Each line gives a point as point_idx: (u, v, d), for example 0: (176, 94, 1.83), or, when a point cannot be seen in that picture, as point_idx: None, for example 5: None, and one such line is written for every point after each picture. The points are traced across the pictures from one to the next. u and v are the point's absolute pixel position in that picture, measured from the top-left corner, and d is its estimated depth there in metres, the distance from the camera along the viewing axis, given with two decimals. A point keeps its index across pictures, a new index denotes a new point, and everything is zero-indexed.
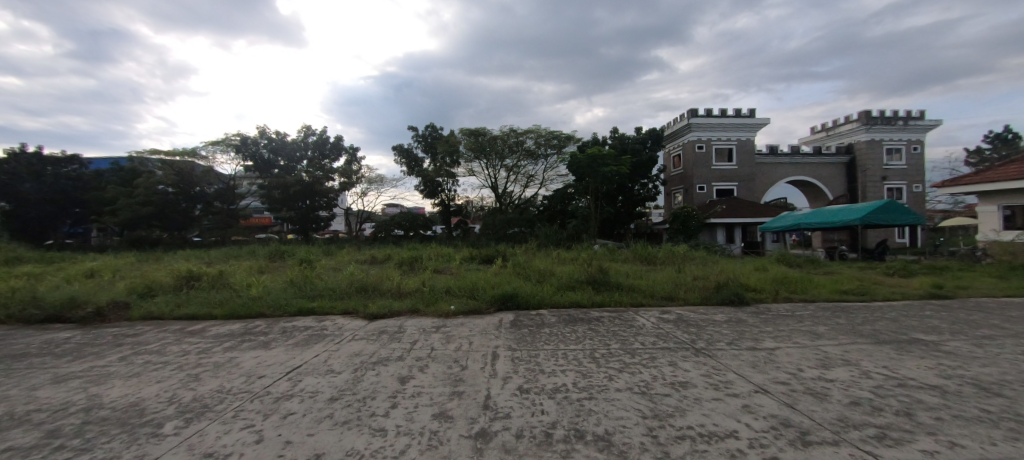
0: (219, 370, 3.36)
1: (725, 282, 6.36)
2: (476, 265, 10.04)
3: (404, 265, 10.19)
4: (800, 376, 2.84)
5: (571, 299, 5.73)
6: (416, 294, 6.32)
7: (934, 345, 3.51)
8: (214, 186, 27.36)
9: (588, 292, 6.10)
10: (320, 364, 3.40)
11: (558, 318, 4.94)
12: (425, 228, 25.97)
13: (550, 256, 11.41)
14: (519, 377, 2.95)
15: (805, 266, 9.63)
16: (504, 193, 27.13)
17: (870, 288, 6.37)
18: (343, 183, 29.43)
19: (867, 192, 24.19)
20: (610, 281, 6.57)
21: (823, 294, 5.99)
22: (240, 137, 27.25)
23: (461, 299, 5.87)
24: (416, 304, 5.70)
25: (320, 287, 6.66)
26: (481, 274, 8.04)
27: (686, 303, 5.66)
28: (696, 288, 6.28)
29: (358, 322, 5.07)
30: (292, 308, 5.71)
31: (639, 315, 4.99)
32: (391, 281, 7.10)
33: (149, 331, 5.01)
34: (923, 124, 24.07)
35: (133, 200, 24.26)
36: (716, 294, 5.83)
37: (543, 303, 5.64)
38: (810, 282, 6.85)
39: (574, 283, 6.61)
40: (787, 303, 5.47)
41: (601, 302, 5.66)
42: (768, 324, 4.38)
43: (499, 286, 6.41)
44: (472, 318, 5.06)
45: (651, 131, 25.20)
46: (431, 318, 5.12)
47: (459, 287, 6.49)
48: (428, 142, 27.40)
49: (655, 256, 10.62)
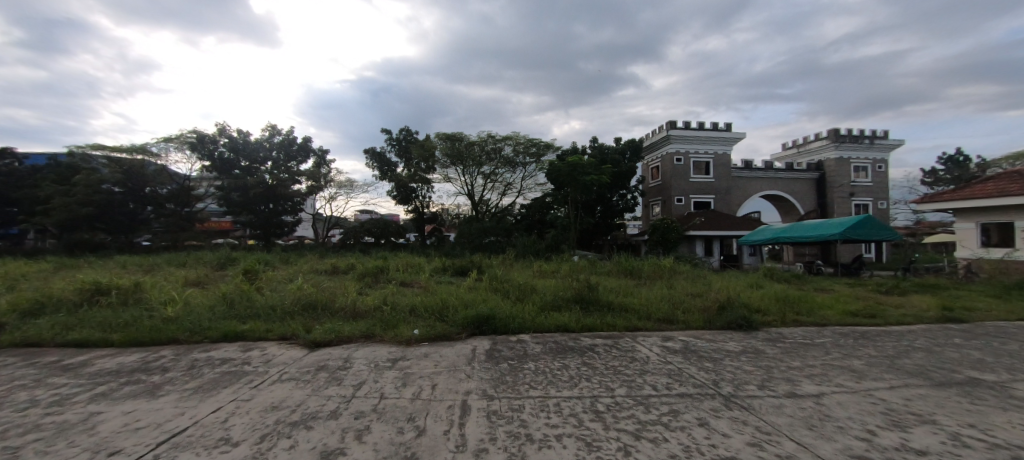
0: (55, 441, 2.27)
1: (726, 300, 5.70)
2: (448, 277, 9.08)
3: (367, 277, 9.14)
4: (878, 444, 2.09)
5: (555, 322, 4.91)
6: (374, 314, 5.30)
7: (1003, 389, 2.89)
8: (167, 187, 25.23)
9: (577, 314, 5.26)
10: (215, 428, 2.38)
11: (544, 347, 4.08)
12: (397, 236, 24.69)
13: (528, 268, 10.62)
14: (499, 453, 2.05)
15: (795, 283, 9.24)
16: (480, 201, 26.30)
17: (879, 309, 5.89)
18: (310, 187, 27.81)
19: (836, 207, 24.83)
20: (600, 300, 5.78)
21: (833, 317, 5.42)
22: (196, 134, 25.23)
23: (427, 321, 4.95)
24: (371, 327, 4.70)
25: (259, 304, 5.54)
26: (451, 289, 7.13)
27: (687, 327, 4.95)
28: (693, 308, 5.59)
29: (294, 352, 4.03)
30: (214, 332, 4.59)
31: (639, 343, 4.20)
32: (346, 297, 6.05)
33: (7, 366, 3.77)
34: (887, 144, 25.09)
35: (71, 199, 21.92)
36: (719, 316, 5.17)
37: (525, 328, 4.77)
38: (813, 302, 6.30)
39: (560, 302, 5.73)
40: (800, 329, 4.84)
41: (591, 326, 4.85)
42: (792, 357, 3.70)
43: (474, 305, 5.52)
44: (438, 346, 4.17)
45: (630, 142, 25.05)
46: (388, 347, 4.15)
47: (426, 306, 5.53)
48: (402, 147, 26.25)
49: (640, 269, 10.03)
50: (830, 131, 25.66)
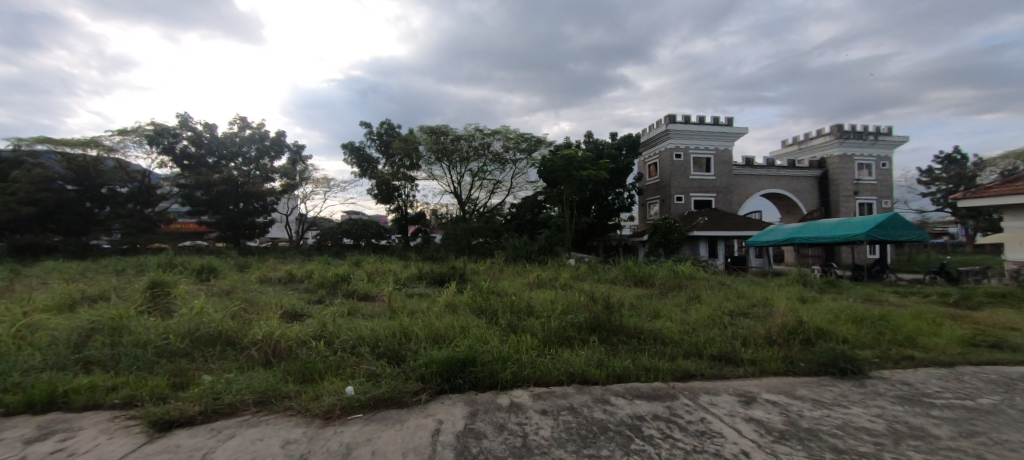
0: None
1: (797, 323, 4.14)
2: (421, 289, 7.35)
3: (323, 289, 7.46)
4: None
5: (566, 366, 3.26)
6: (296, 356, 3.53)
7: None
8: (126, 186, 22.90)
9: (596, 351, 3.60)
10: None
11: (560, 428, 2.39)
12: (378, 238, 22.86)
13: (520, 275, 9.01)
14: None
15: (837, 292, 7.86)
16: (467, 200, 24.61)
17: (996, 336, 4.43)
18: (285, 185, 25.75)
19: (840, 207, 23.86)
20: (622, 328, 4.14)
21: (950, 349, 3.92)
22: (155, 126, 22.74)
23: (372, 364, 3.26)
24: (280, 385, 2.95)
25: (128, 339, 3.72)
26: (422, 307, 5.52)
27: (761, 372, 3.35)
28: (753, 336, 4.01)
29: (113, 447, 2.24)
30: (13, 397, 2.76)
31: (711, 414, 2.56)
32: (266, 324, 4.24)
33: None
34: (890, 140, 24.23)
35: (11, 198, 19.48)
36: (802, 352, 3.60)
37: (522, 379, 3.09)
38: (899, 324, 4.77)
39: (567, 330, 4.03)
40: (926, 376, 3.30)
41: (620, 373, 3.23)
42: (1000, 454, 2.10)
43: (447, 338, 3.82)
44: (379, 424, 2.45)
45: (627, 137, 23.52)
46: (290, 429, 2.39)
47: (376, 339, 3.80)
48: (383, 141, 24.34)
49: (651, 277, 8.46)
50: (832, 127, 24.64)
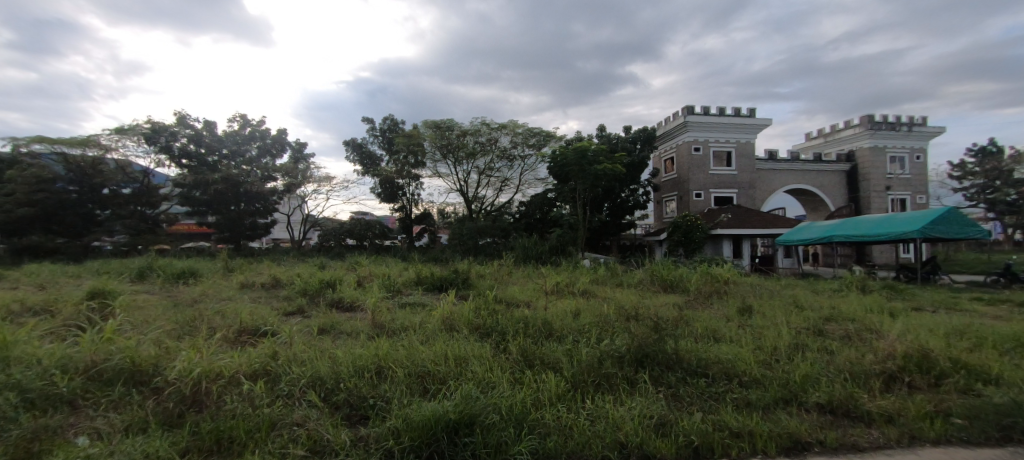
0: None
1: (924, 353, 2.99)
2: (418, 297, 6.29)
3: (305, 298, 6.38)
4: None
5: (613, 430, 2.13)
6: (216, 410, 2.42)
7: None
8: (127, 186, 22.15)
9: (653, 402, 2.45)
10: None
11: None
12: (382, 238, 21.89)
13: (532, 280, 7.91)
14: None
15: (906, 299, 6.68)
16: (474, 198, 23.55)
17: None
18: (286, 184, 24.96)
19: (871, 203, 22.31)
20: (680, 361, 2.98)
21: None
22: (152, 124, 21.86)
23: (320, 427, 2.17)
24: None
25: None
26: (415, 322, 4.44)
27: (910, 438, 2.20)
28: (865, 372, 2.87)
29: None
30: None
31: None
32: (198, 354, 3.12)
33: None
34: (925, 131, 22.59)
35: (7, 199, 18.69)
36: (959, 404, 2.45)
37: (547, 455, 1.96)
38: None
39: (605, 366, 2.88)
40: None
41: (699, 443, 2.09)
42: None
43: (438, 378, 2.71)
44: None
45: (642, 131, 22.22)
46: None
47: (339, 380, 2.70)
48: (386, 138, 23.45)
49: (684, 281, 7.26)
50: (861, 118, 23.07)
